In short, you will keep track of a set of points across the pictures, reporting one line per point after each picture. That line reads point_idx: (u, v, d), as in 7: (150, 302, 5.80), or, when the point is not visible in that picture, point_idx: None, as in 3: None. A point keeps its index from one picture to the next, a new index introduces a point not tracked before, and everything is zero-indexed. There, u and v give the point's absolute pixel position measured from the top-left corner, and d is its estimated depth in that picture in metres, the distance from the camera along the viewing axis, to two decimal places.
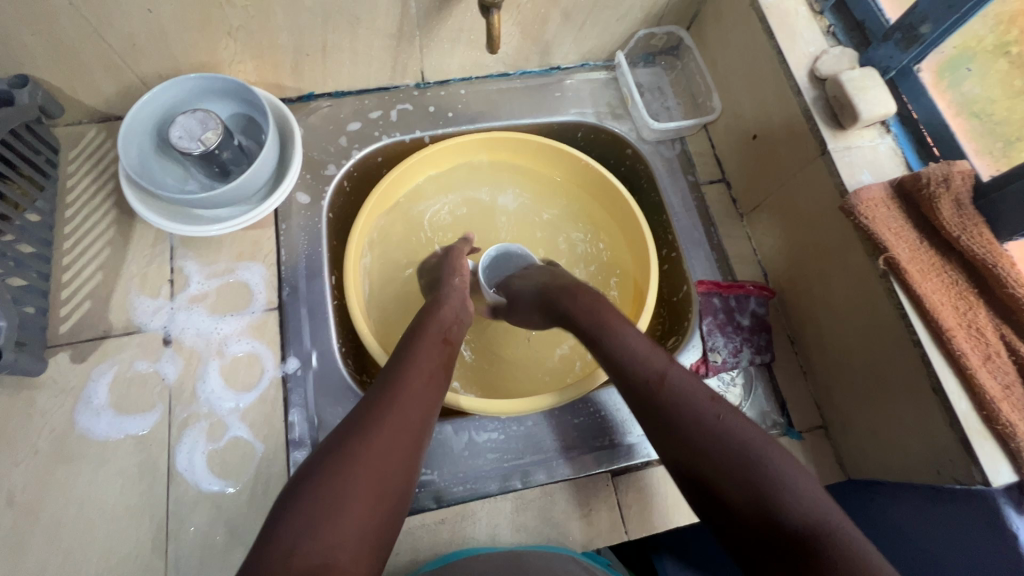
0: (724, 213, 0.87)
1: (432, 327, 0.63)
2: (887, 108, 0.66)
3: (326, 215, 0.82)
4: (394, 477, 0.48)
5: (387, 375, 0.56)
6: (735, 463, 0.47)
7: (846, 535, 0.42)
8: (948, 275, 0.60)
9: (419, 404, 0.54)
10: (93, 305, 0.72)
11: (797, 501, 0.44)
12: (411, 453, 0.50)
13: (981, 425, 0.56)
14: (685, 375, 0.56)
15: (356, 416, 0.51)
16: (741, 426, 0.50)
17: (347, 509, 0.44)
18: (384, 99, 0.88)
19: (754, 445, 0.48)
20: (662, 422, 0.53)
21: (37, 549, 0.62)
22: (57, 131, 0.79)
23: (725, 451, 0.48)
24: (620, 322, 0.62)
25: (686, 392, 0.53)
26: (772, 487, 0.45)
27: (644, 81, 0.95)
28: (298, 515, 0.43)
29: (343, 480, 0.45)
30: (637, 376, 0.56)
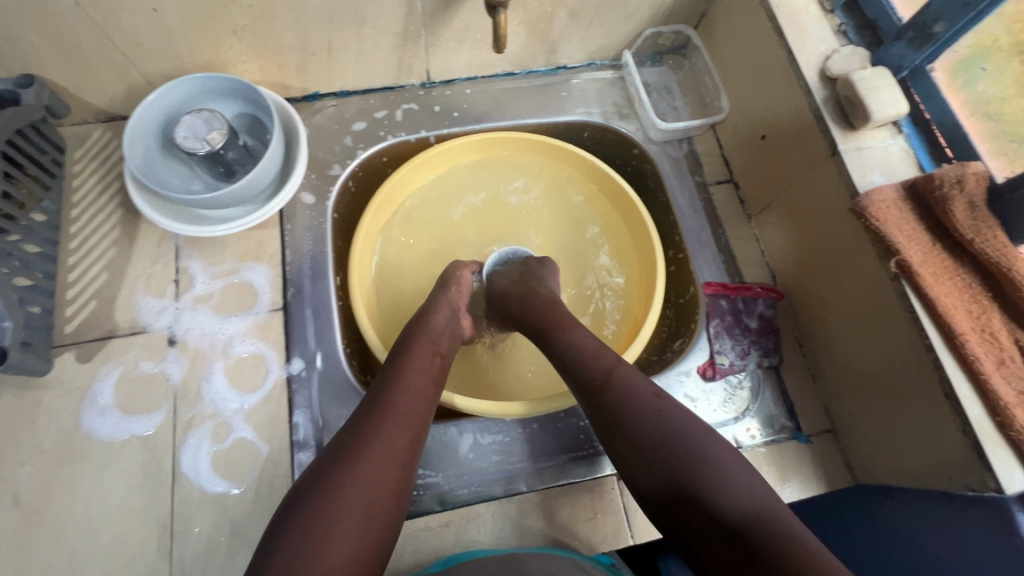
0: (732, 214, 0.86)
1: (420, 342, 0.63)
2: (899, 109, 0.65)
3: (330, 215, 0.81)
4: (381, 504, 0.48)
5: (373, 395, 0.55)
6: (680, 464, 0.49)
7: (788, 529, 0.44)
8: (962, 278, 0.59)
9: (406, 427, 0.53)
10: (99, 305, 0.72)
11: (738, 500, 0.46)
12: (398, 478, 0.50)
13: (995, 431, 0.55)
14: (633, 371, 0.56)
15: (341, 442, 0.51)
16: (690, 425, 0.51)
17: (334, 541, 0.44)
18: (389, 98, 0.87)
19: (701, 445, 0.50)
20: (607, 420, 0.54)
21: (42, 550, 0.62)
22: (64, 130, 0.79)
23: (671, 451, 0.49)
24: (573, 322, 0.63)
25: (634, 388, 0.54)
26: (713, 486, 0.47)
27: (651, 80, 0.94)
28: (286, 549, 0.43)
29: (330, 513, 0.45)
30: (585, 374, 0.57)
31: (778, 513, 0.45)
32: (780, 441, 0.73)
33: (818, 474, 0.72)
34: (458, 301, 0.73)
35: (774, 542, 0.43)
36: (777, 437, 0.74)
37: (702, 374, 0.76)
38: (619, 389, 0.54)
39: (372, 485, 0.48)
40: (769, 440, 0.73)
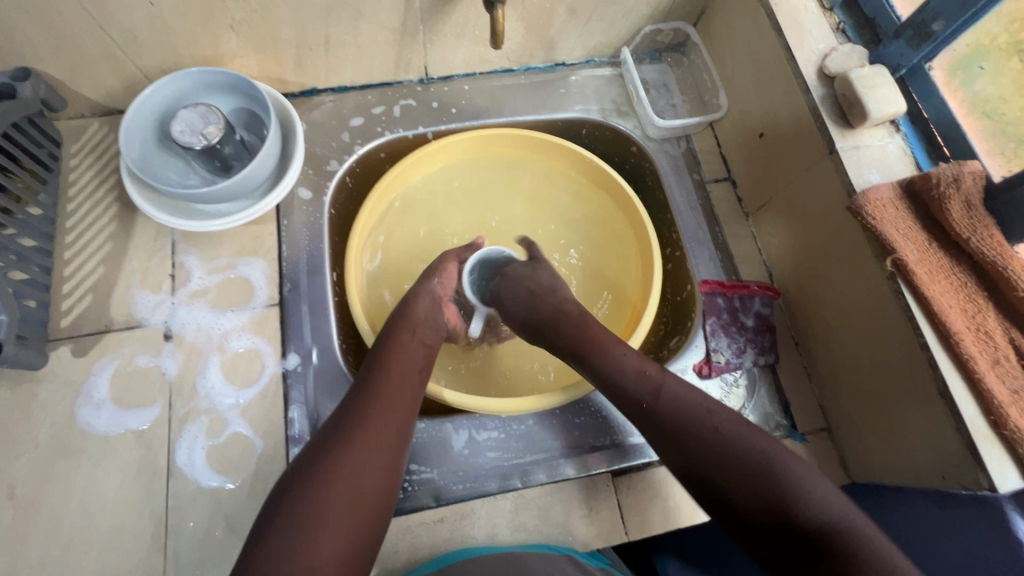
0: (729, 212, 0.86)
1: (404, 331, 0.65)
2: (898, 108, 0.65)
3: (327, 211, 0.81)
4: (367, 489, 0.51)
5: (359, 386, 0.59)
6: (758, 476, 0.51)
7: (863, 536, 0.47)
8: (957, 277, 0.59)
9: (389, 416, 0.56)
10: (95, 299, 0.72)
11: (818, 505, 0.49)
12: (384, 463, 0.53)
13: (988, 430, 0.55)
14: (679, 386, 0.59)
15: (331, 433, 0.54)
16: (751, 437, 0.54)
17: (325, 526, 0.48)
18: (387, 94, 0.87)
19: (769, 458, 0.52)
20: (672, 442, 0.56)
21: (37, 543, 0.62)
22: (60, 123, 0.79)
23: (744, 464, 0.52)
24: (613, 341, 0.63)
25: (685, 403, 0.57)
26: (791, 497, 0.50)
27: (650, 78, 0.93)
28: (282, 533, 0.47)
29: (321, 500, 0.49)
30: (635, 397, 0.59)
31: (855, 521, 0.49)
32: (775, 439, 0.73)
33: None
34: (443, 289, 0.73)
35: (860, 550, 0.46)
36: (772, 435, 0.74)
37: (698, 372, 0.76)
38: (673, 405, 0.57)
39: (359, 472, 0.52)
40: None
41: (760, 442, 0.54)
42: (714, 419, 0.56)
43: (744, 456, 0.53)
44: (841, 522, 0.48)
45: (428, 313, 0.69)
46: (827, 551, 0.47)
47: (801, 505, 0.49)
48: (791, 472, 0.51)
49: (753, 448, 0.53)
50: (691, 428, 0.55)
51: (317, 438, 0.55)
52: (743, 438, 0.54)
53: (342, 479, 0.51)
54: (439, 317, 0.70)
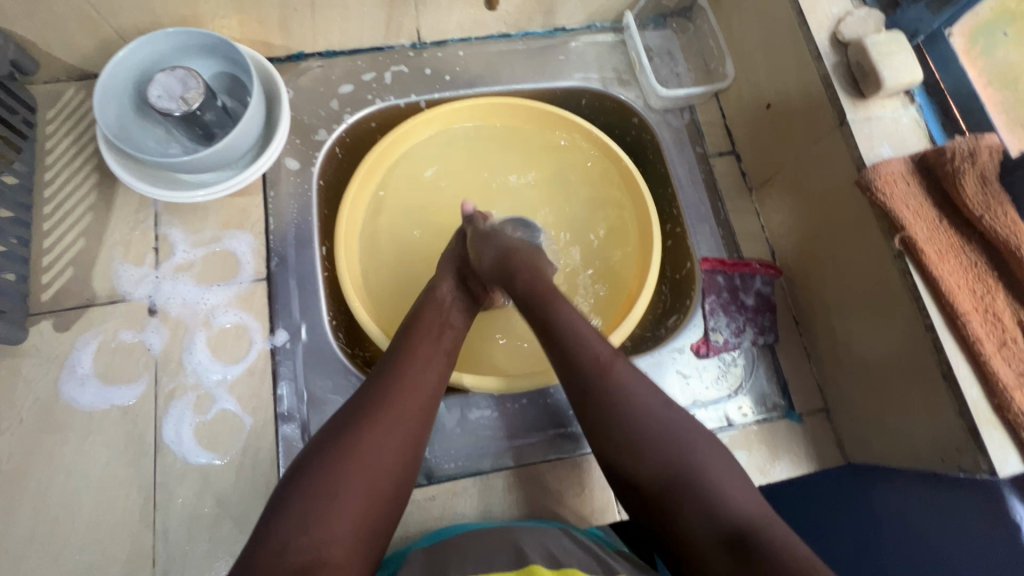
0: (733, 187, 0.83)
1: (431, 309, 0.66)
2: (914, 76, 0.61)
3: (316, 182, 0.78)
4: (386, 474, 0.50)
5: (386, 367, 0.58)
6: (673, 464, 0.50)
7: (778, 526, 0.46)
8: (968, 256, 0.57)
9: (412, 398, 0.55)
10: (77, 272, 0.70)
11: (733, 498, 0.48)
12: (402, 447, 0.52)
13: (991, 413, 0.54)
14: (630, 372, 0.55)
15: (350, 412, 0.53)
16: (681, 432, 0.52)
17: (337, 508, 0.47)
18: (378, 60, 0.83)
19: (694, 452, 0.50)
20: (599, 415, 0.54)
21: (24, 518, 0.61)
22: (35, 88, 0.75)
23: (664, 453, 0.51)
24: (564, 302, 0.60)
25: (630, 385, 0.54)
26: (704, 484, 0.49)
27: (653, 44, 0.89)
28: (289, 514, 0.46)
29: (335, 483, 0.48)
30: (578, 368, 0.55)
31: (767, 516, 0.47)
32: (772, 419, 0.73)
33: (810, 454, 0.71)
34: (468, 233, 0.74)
35: (765, 541, 0.44)
36: (768, 416, 0.73)
37: (696, 351, 0.75)
38: (611, 389, 0.54)
39: (376, 453, 0.50)
40: (761, 418, 0.73)
41: (684, 438, 0.51)
42: (660, 417, 0.53)
43: (666, 449, 0.51)
44: (762, 518, 0.46)
45: (453, 292, 0.69)
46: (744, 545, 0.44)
47: (716, 499, 0.48)
48: (709, 465, 0.50)
49: (676, 438, 0.51)
50: (625, 418, 0.53)
51: (338, 416, 0.54)
52: (673, 429, 0.52)
53: (359, 460, 0.50)
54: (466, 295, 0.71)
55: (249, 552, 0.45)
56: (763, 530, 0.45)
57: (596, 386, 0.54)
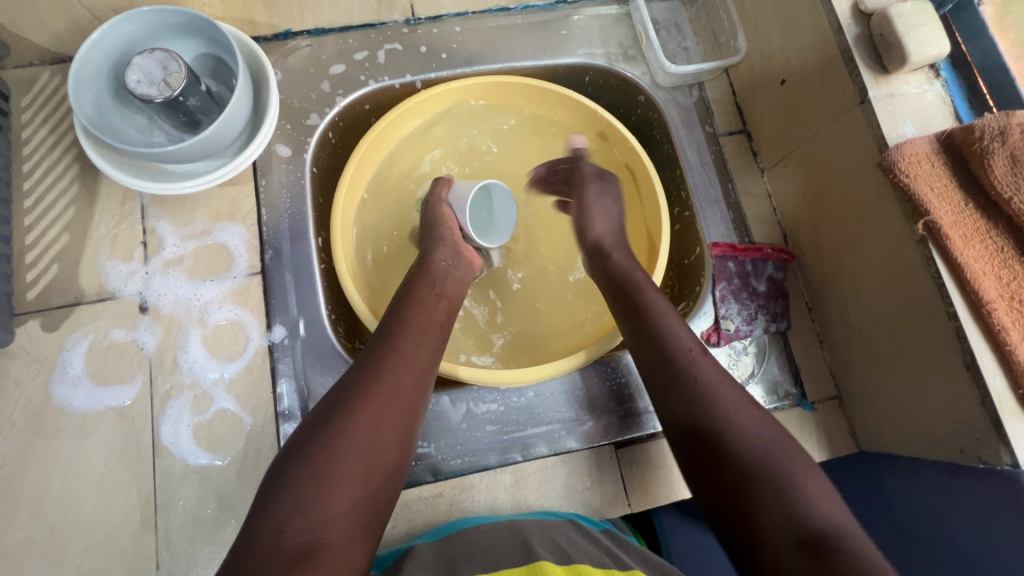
0: (744, 168, 0.80)
1: (425, 283, 0.63)
2: (941, 49, 0.57)
3: (310, 169, 0.75)
4: (385, 451, 0.49)
5: (378, 340, 0.56)
6: (757, 458, 0.48)
7: (859, 542, 0.43)
8: (995, 241, 0.54)
9: (406, 373, 0.53)
10: (62, 269, 0.67)
11: (816, 504, 0.45)
12: (397, 423, 0.50)
13: (1015, 404, 0.52)
14: (711, 366, 0.55)
15: (344, 388, 0.51)
16: (771, 437, 0.49)
17: (335, 488, 0.45)
18: (369, 37, 0.78)
19: (783, 459, 0.48)
20: (676, 395, 0.54)
21: (22, 523, 0.60)
22: (7, 74, 0.71)
23: (750, 455, 0.48)
24: (660, 302, 0.61)
25: (711, 376, 0.54)
26: (794, 483, 0.46)
27: (660, 17, 0.85)
28: (288, 494, 0.44)
29: (332, 461, 0.46)
30: (665, 356, 0.56)
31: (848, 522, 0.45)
32: (783, 408, 0.71)
33: (822, 441, 0.70)
34: (451, 231, 0.71)
35: (844, 550, 0.42)
36: (780, 404, 0.72)
37: (706, 339, 0.73)
38: (694, 375, 0.54)
39: (374, 430, 0.49)
40: (773, 407, 0.71)
41: (774, 448, 0.48)
42: (749, 424, 0.50)
43: (748, 442, 0.49)
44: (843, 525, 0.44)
45: (445, 262, 0.67)
46: (820, 550, 0.42)
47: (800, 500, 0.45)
48: (797, 472, 0.47)
49: (763, 443, 0.49)
50: (721, 416, 0.51)
51: (331, 393, 0.52)
52: (764, 438, 0.49)
53: (355, 439, 0.47)
54: (461, 266, 0.69)
55: (240, 545, 0.43)
56: (838, 538, 0.43)
57: (680, 372, 0.54)
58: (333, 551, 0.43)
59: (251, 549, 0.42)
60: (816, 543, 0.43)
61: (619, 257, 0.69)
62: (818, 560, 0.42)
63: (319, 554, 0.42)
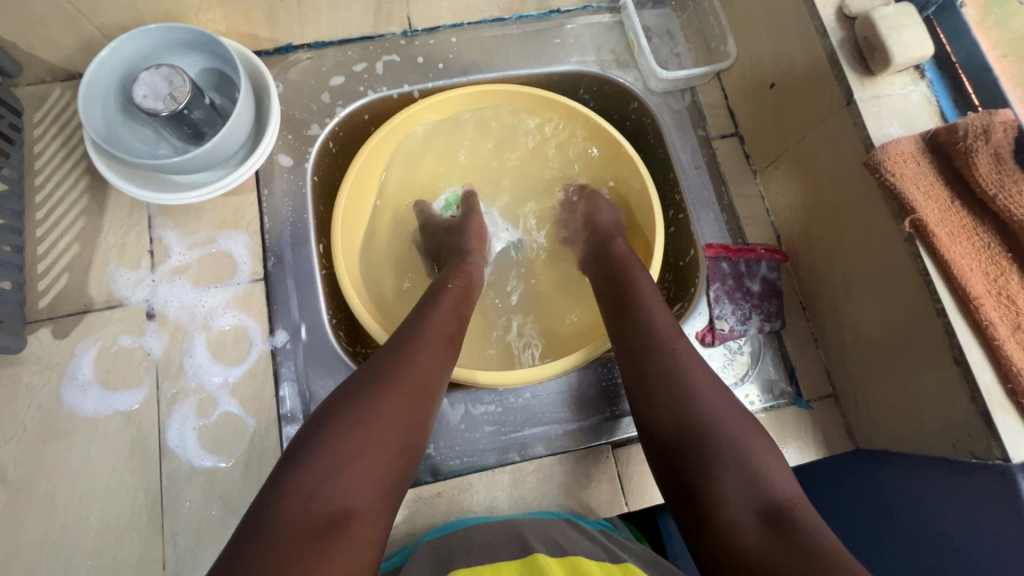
0: (736, 170, 0.81)
1: (453, 286, 0.66)
2: (924, 51, 0.58)
3: (310, 178, 0.77)
4: (414, 431, 0.49)
5: (409, 328, 0.57)
6: (720, 430, 0.49)
7: (807, 513, 0.44)
8: (981, 237, 0.55)
9: (438, 362, 0.55)
10: (72, 278, 0.69)
11: (773, 478, 0.46)
12: (427, 410, 0.51)
13: (1005, 399, 0.52)
14: (684, 348, 0.56)
15: (378, 368, 0.52)
16: (731, 412, 0.51)
17: (367, 459, 0.45)
18: (368, 49, 0.81)
19: (744, 434, 0.49)
20: (645, 372, 0.55)
21: (34, 525, 0.62)
22: (20, 91, 0.74)
23: (710, 427, 0.49)
24: (650, 291, 0.63)
25: (685, 358, 0.55)
26: (753, 457, 0.47)
27: (652, 24, 0.87)
28: (320, 461, 0.44)
29: (366, 434, 0.46)
30: (637, 337, 0.58)
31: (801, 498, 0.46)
32: (779, 407, 0.72)
33: (819, 440, 0.71)
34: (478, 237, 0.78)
35: (802, 522, 0.43)
36: (776, 403, 0.72)
37: (701, 340, 0.74)
38: (666, 354, 0.55)
39: (408, 411, 0.49)
40: (768, 406, 0.72)
41: (738, 424, 0.50)
42: (713, 400, 0.51)
43: (711, 416, 0.50)
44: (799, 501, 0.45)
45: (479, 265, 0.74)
46: (776, 518, 0.43)
47: (759, 473, 0.46)
48: (758, 449, 0.48)
49: (725, 417, 0.50)
50: (689, 391, 0.52)
51: (361, 371, 0.52)
52: (725, 413, 0.50)
53: (390, 415, 0.48)
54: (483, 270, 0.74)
55: (260, 506, 0.42)
56: (796, 509, 0.44)
57: (653, 351, 0.56)
58: (359, 521, 0.42)
59: (277, 511, 0.41)
60: (772, 514, 0.43)
61: (618, 245, 0.72)
62: (769, 523, 0.43)
63: (346, 524, 0.41)
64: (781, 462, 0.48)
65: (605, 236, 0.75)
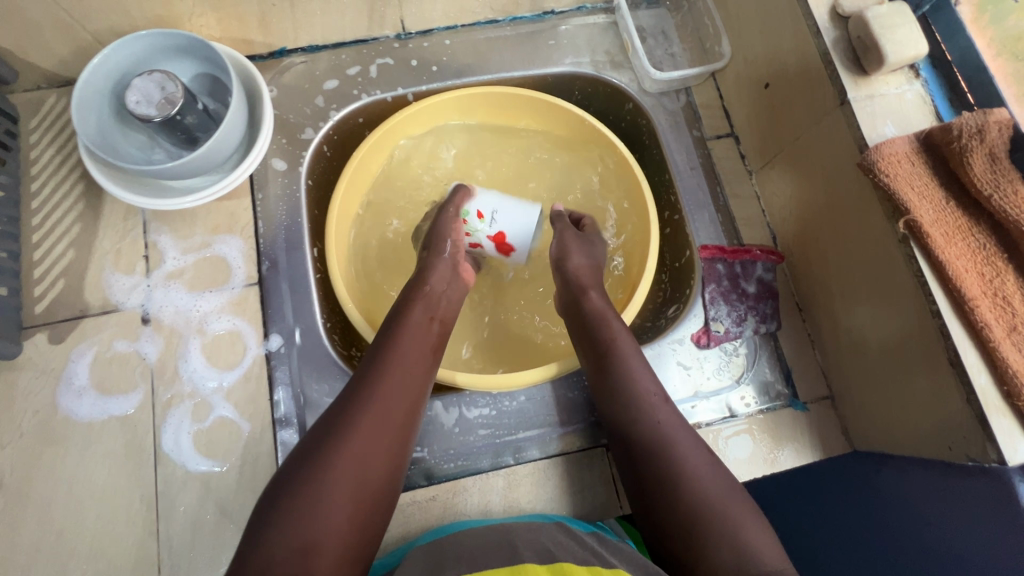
0: (731, 171, 0.80)
1: (420, 305, 0.64)
2: (919, 50, 0.58)
3: (304, 182, 0.77)
4: (374, 476, 0.51)
5: (369, 364, 0.57)
6: (707, 506, 0.51)
7: None
8: (976, 237, 0.55)
9: (398, 399, 0.55)
10: (68, 284, 0.70)
11: (759, 550, 0.49)
12: (388, 450, 0.52)
13: (1001, 400, 0.51)
14: (666, 415, 0.58)
15: (335, 415, 0.53)
16: (723, 486, 0.53)
17: (325, 516, 0.47)
18: (362, 53, 0.81)
19: (730, 506, 0.52)
20: (631, 447, 0.58)
21: (30, 529, 0.62)
22: (16, 97, 0.74)
23: (699, 505, 0.52)
24: (628, 351, 0.63)
25: (668, 428, 0.57)
26: (738, 531, 0.50)
27: (646, 24, 0.86)
28: (279, 522, 0.46)
29: (321, 492, 0.48)
30: (617, 407, 0.60)
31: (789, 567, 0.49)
32: (776, 409, 0.72)
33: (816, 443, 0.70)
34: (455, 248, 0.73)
35: None
36: (773, 405, 0.72)
37: (696, 342, 0.74)
38: (649, 425, 0.58)
39: (365, 459, 0.50)
40: (765, 408, 0.72)
41: (723, 495, 0.52)
42: (701, 470, 0.54)
43: (698, 490, 0.53)
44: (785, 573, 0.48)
45: (447, 286, 0.68)
46: None
47: (746, 548, 0.49)
48: (744, 520, 0.51)
49: (713, 492, 0.53)
50: (676, 465, 0.54)
51: (322, 419, 0.54)
52: (711, 484, 0.53)
53: (346, 468, 0.49)
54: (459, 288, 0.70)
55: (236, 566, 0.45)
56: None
57: (633, 423, 0.58)
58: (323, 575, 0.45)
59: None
60: None
61: (595, 294, 0.68)
62: None
63: None
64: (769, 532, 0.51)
65: (584, 285, 0.69)
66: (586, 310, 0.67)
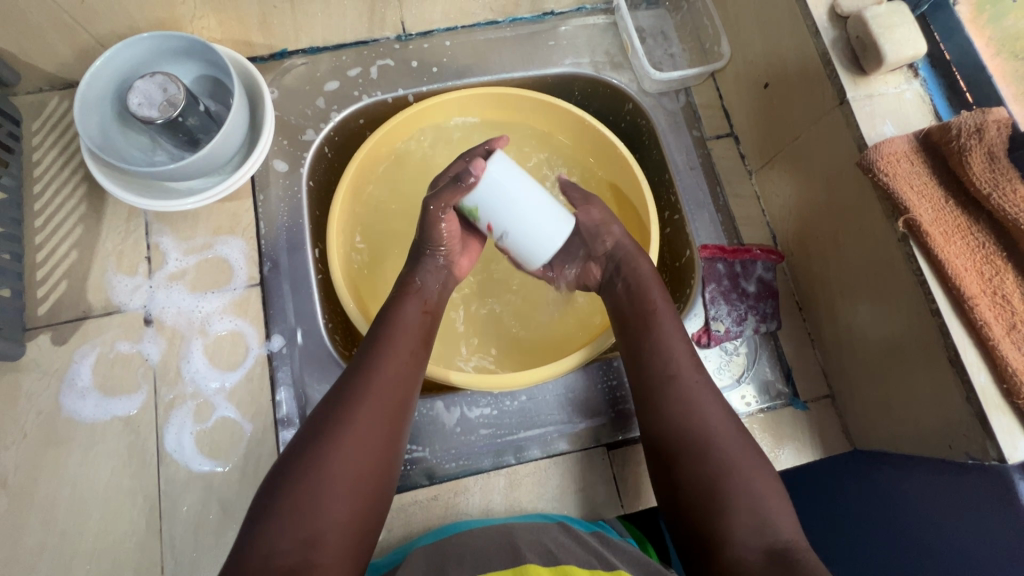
0: (731, 171, 0.81)
1: (411, 299, 0.64)
2: (918, 49, 0.58)
3: (305, 183, 0.77)
4: (368, 471, 0.52)
5: (361, 360, 0.58)
6: (730, 476, 0.53)
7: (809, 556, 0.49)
8: (975, 236, 0.55)
9: (390, 396, 0.56)
10: (70, 285, 0.70)
11: (775, 518, 0.51)
12: (382, 446, 0.53)
13: (1000, 399, 0.52)
14: (698, 382, 0.59)
15: (328, 412, 0.54)
16: (740, 453, 0.55)
17: (321, 511, 0.48)
18: (362, 54, 0.81)
19: (752, 476, 0.54)
20: (659, 411, 0.58)
21: (34, 530, 0.62)
22: (18, 100, 0.75)
23: (726, 472, 0.53)
24: (666, 317, 0.63)
25: (697, 396, 0.58)
26: (756, 500, 0.52)
27: (646, 25, 0.87)
28: (275, 519, 0.47)
29: (316, 488, 0.49)
30: (650, 371, 0.60)
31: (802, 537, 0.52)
32: (776, 408, 0.72)
33: (816, 441, 0.70)
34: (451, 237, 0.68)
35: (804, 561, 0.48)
36: (773, 404, 0.72)
37: (697, 341, 0.74)
38: (680, 391, 0.58)
39: (358, 455, 0.51)
40: (765, 407, 0.72)
41: (747, 465, 0.54)
42: (727, 438, 0.56)
43: (724, 458, 0.54)
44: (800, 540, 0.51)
45: (437, 286, 0.67)
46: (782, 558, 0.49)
47: (765, 515, 0.51)
48: (764, 489, 0.53)
49: (738, 461, 0.54)
50: (702, 431, 0.56)
51: (315, 416, 0.54)
52: (736, 452, 0.55)
53: (339, 465, 0.50)
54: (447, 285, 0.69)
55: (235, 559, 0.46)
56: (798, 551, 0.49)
57: (665, 387, 0.59)
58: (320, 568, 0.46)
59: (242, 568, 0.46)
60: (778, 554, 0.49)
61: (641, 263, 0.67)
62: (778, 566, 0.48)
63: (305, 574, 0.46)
64: (781, 497, 0.54)
65: (629, 252, 0.68)
66: (627, 278, 0.67)
